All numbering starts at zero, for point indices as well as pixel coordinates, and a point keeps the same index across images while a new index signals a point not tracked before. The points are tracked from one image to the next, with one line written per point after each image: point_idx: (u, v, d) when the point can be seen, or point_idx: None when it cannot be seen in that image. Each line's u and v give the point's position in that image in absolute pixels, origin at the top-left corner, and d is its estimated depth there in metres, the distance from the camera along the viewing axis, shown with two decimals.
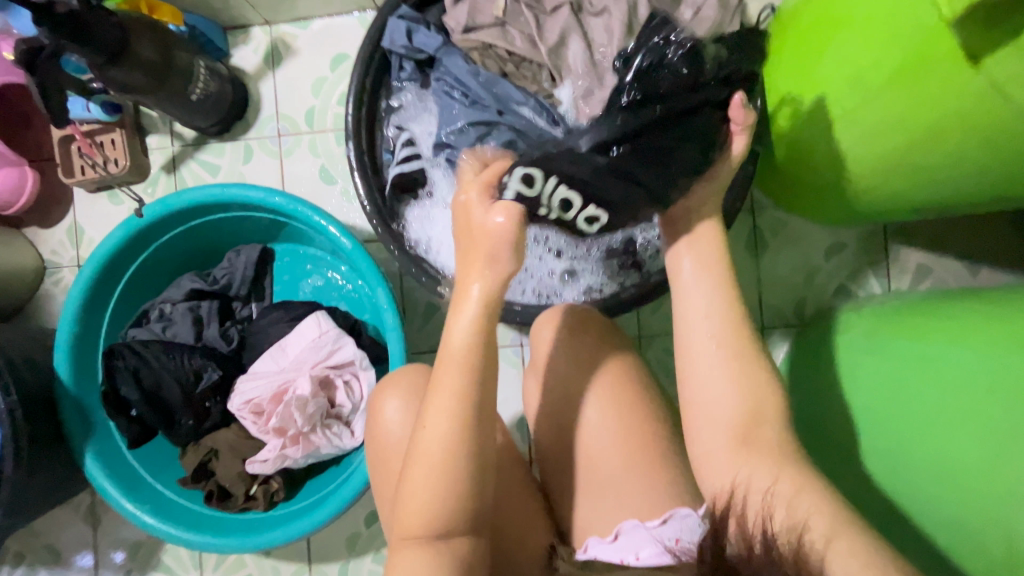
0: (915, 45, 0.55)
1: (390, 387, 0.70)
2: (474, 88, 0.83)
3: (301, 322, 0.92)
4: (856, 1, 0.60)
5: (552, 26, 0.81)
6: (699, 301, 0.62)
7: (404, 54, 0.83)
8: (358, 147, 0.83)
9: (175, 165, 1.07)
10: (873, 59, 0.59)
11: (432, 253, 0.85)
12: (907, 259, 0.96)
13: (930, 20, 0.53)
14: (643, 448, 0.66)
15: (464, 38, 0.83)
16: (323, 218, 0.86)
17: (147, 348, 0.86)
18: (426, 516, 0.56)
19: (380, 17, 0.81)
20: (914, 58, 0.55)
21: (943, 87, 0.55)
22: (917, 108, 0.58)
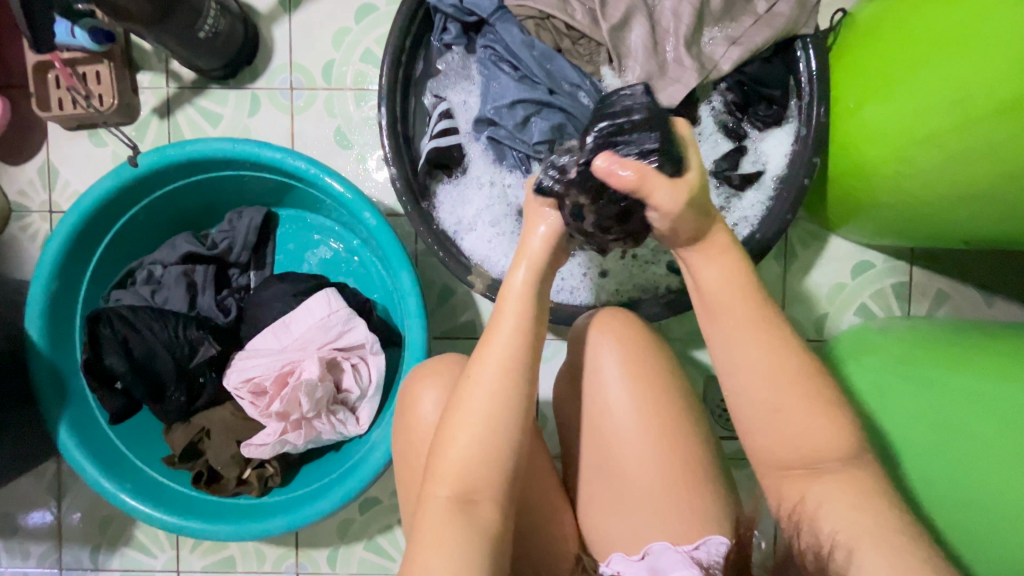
0: None
1: (430, 376, 0.65)
2: (526, 61, 0.75)
3: (308, 298, 0.84)
4: (971, 17, 0.55)
5: (617, 2, 0.75)
6: (730, 326, 0.54)
7: (451, 14, 0.76)
8: (391, 113, 0.75)
9: (170, 109, 0.96)
10: (975, 84, 0.55)
11: (461, 236, 0.78)
12: (929, 284, 0.96)
13: None
14: (683, 469, 0.62)
15: (519, 5, 0.76)
16: (343, 185, 0.78)
17: (136, 315, 0.78)
18: (461, 472, 0.52)
19: None
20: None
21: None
22: (1017, 142, 0.54)
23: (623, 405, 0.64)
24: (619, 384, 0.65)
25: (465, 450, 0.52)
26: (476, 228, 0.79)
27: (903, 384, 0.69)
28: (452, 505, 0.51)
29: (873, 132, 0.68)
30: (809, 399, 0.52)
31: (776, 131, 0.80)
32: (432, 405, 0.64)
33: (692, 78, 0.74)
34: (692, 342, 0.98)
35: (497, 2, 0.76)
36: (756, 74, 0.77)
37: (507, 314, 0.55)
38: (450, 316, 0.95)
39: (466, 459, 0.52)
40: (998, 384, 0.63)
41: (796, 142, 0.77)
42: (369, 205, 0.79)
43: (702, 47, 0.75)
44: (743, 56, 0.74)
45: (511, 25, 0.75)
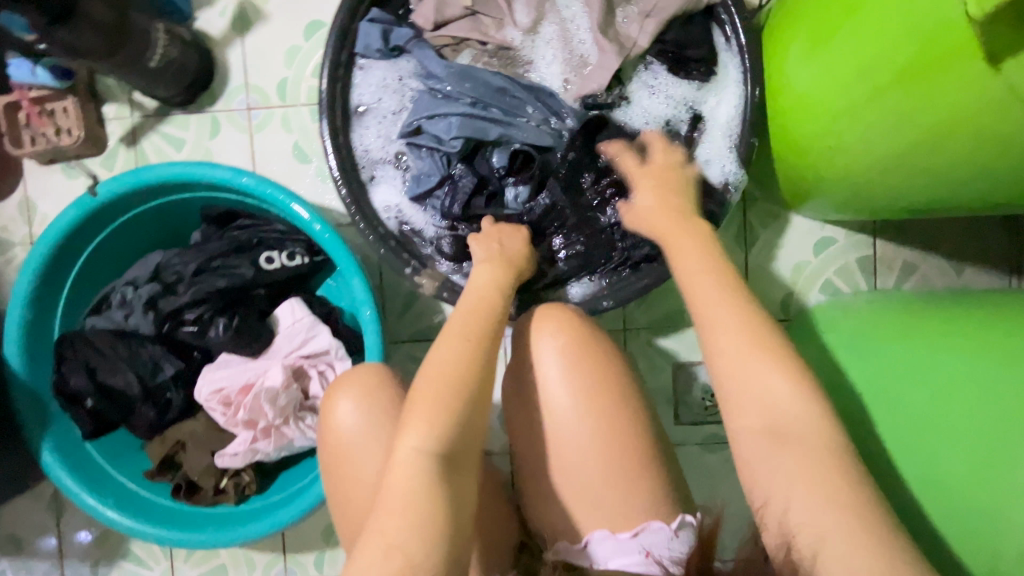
0: (929, 40, 0.52)
1: (344, 386, 0.68)
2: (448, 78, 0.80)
3: (277, 308, 0.89)
4: None
5: (524, 9, 0.81)
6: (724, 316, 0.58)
7: (379, 57, 0.82)
8: (332, 126, 0.79)
9: (135, 138, 1.00)
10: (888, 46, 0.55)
11: (406, 230, 0.82)
12: (894, 257, 0.95)
13: (949, 14, 0.50)
14: (620, 450, 0.65)
15: (435, 35, 0.82)
16: (292, 198, 0.79)
17: (100, 338, 0.81)
18: (433, 431, 0.54)
19: (351, 22, 0.80)
20: (931, 53, 0.52)
21: (961, 86, 0.52)
22: (933, 107, 0.55)
23: (568, 397, 0.67)
24: (566, 390, 0.67)
25: (424, 436, 0.54)
26: (415, 226, 0.82)
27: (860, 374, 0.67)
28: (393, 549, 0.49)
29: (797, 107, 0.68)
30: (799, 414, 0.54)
31: (729, 92, 0.79)
32: (351, 409, 0.67)
33: (614, 61, 0.77)
34: (658, 331, 0.99)
35: (412, 31, 0.82)
36: (677, 39, 0.78)
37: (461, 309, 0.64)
38: (417, 320, 0.98)
39: (433, 427, 0.55)
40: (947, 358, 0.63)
41: (741, 90, 0.77)
42: (318, 217, 0.79)
43: (618, 27, 0.79)
44: (658, 26, 0.77)
45: (427, 49, 0.81)
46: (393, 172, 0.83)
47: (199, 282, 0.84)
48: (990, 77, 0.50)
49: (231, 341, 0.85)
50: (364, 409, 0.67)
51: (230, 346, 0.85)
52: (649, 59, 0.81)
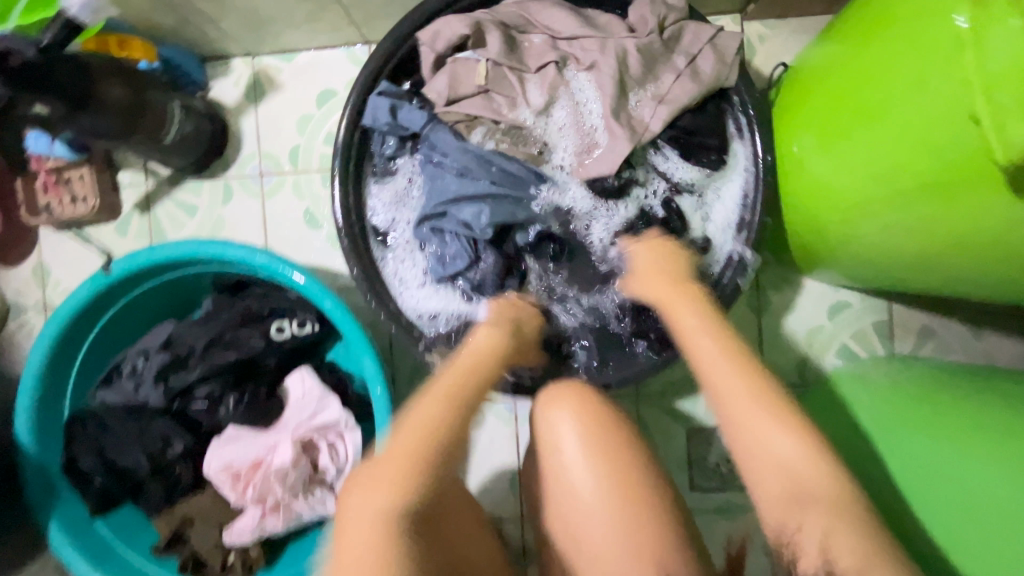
0: (947, 162, 0.51)
1: None
2: (462, 160, 0.80)
3: (287, 377, 0.89)
4: (881, 95, 0.56)
5: (537, 89, 0.81)
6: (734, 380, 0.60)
7: (388, 130, 0.81)
8: (344, 206, 0.81)
9: (149, 203, 1.01)
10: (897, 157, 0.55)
11: (415, 309, 0.83)
12: (910, 320, 0.94)
13: (969, 142, 0.49)
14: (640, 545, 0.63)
15: (447, 111, 0.82)
16: (305, 277, 0.79)
17: (110, 414, 0.81)
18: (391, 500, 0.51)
19: (358, 96, 0.79)
20: (948, 174, 0.51)
21: (977, 207, 0.51)
22: (953, 221, 0.54)
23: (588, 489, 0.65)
24: (592, 475, 0.65)
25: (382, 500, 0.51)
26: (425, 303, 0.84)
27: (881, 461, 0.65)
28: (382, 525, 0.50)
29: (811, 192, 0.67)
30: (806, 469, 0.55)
31: (730, 185, 0.82)
32: None
33: (626, 147, 0.78)
34: (671, 395, 0.97)
35: (427, 111, 0.81)
36: (688, 126, 0.81)
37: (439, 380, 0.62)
38: (426, 385, 0.97)
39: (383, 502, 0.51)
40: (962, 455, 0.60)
41: (748, 182, 0.80)
42: (329, 294, 0.79)
43: (631, 112, 0.79)
44: (670, 113, 0.79)
45: (443, 131, 0.81)
46: (405, 249, 0.85)
47: (211, 357, 0.84)
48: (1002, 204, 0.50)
49: (240, 416, 0.85)
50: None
51: (238, 421, 0.85)
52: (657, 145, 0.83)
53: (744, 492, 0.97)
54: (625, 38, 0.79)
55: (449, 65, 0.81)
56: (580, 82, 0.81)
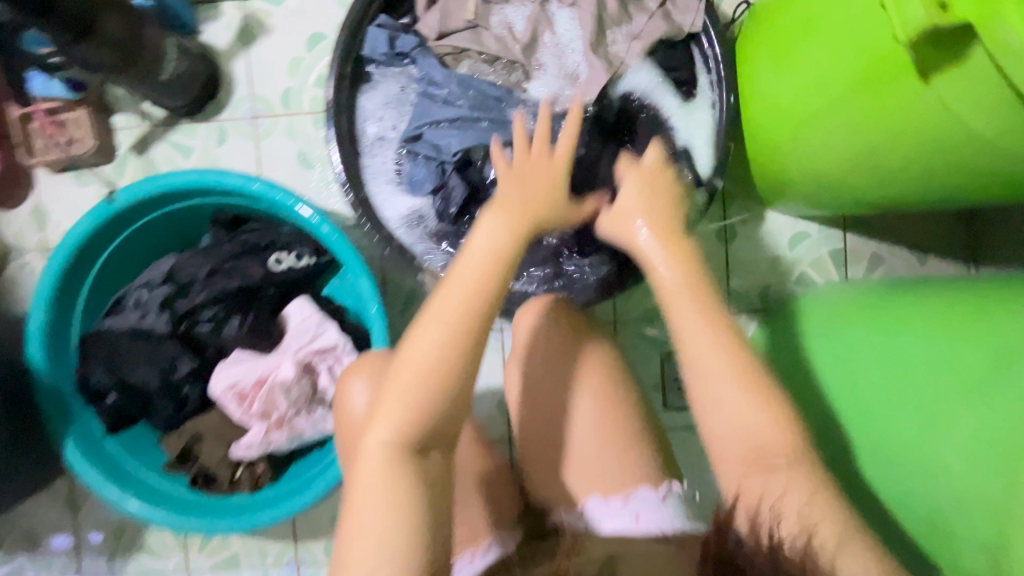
0: (871, 54, 0.55)
1: (357, 371, 0.77)
2: (448, 88, 0.86)
3: (286, 306, 0.94)
4: (824, 11, 0.61)
5: (522, 24, 0.87)
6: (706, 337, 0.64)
7: (385, 61, 0.87)
8: (339, 130, 0.83)
9: (145, 145, 1.04)
10: (837, 63, 0.59)
11: (405, 231, 0.87)
12: (863, 249, 1.03)
13: (886, 33, 0.53)
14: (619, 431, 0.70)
15: (439, 43, 0.86)
16: (306, 206, 0.84)
17: (118, 338, 0.86)
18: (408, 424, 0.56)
19: (358, 23, 0.84)
20: (874, 69, 0.55)
21: (898, 98, 0.55)
22: (878, 113, 0.58)
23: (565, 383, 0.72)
24: (558, 352, 0.73)
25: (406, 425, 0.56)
26: (403, 219, 0.87)
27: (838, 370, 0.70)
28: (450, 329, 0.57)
29: (770, 101, 0.72)
30: (758, 420, 0.61)
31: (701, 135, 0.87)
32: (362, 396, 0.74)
33: (602, 79, 0.85)
34: (647, 321, 1.05)
35: (417, 40, 0.87)
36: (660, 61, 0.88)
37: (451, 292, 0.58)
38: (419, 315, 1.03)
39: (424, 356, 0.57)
40: (922, 340, 0.62)
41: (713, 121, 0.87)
42: (327, 219, 0.84)
43: (607, 49, 0.87)
44: (644, 48, 0.87)
45: (431, 59, 0.87)
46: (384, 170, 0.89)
47: (213, 285, 0.89)
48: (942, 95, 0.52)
49: (244, 340, 0.90)
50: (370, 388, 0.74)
51: (240, 345, 0.90)
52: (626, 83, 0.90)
53: None
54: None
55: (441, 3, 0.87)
56: (563, 20, 0.88)
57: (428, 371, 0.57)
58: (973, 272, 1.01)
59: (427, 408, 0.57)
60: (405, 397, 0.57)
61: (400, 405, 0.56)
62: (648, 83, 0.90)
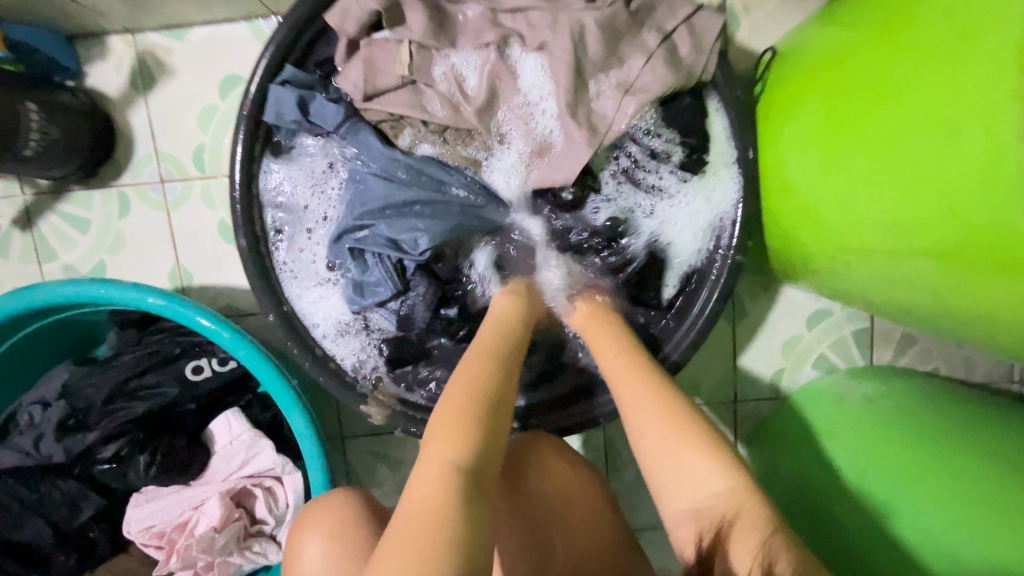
0: (983, 236, 0.46)
1: (312, 522, 0.61)
2: (384, 168, 0.68)
3: (211, 423, 0.79)
4: (915, 146, 0.49)
5: (475, 78, 0.68)
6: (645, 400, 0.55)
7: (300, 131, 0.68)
8: (250, 234, 0.69)
9: (30, 218, 0.85)
10: (928, 223, 0.49)
11: (344, 349, 0.71)
12: (894, 327, 0.87)
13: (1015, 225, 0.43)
14: None
15: (367, 108, 0.69)
16: (215, 322, 0.67)
17: (2, 481, 0.71)
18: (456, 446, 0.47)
19: (260, 91, 0.66)
20: (978, 253, 0.47)
21: (992, 286, 0.47)
22: (956, 289, 0.51)
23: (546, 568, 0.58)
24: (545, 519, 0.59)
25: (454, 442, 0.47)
26: (337, 329, 0.71)
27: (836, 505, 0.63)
28: (489, 366, 0.55)
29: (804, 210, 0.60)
30: (694, 460, 0.51)
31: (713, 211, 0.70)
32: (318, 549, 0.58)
33: (584, 153, 0.67)
34: None
35: (341, 106, 0.69)
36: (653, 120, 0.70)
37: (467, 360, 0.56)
38: None
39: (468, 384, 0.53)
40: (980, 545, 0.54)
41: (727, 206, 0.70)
42: (243, 339, 0.67)
43: (591, 105, 0.67)
44: (639, 109, 0.66)
45: (366, 132, 0.68)
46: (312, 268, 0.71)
47: (115, 413, 0.73)
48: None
49: (160, 471, 0.75)
50: (331, 554, 0.57)
51: (157, 477, 0.75)
52: (622, 145, 0.72)
53: None
54: (580, 12, 0.66)
55: (365, 50, 0.67)
56: (529, 69, 0.68)
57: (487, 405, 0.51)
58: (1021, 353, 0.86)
59: (484, 432, 0.49)
60: (471, 429, 0.48)
61: (446, 433, 0.48)
62: (657, 147, 0.71)
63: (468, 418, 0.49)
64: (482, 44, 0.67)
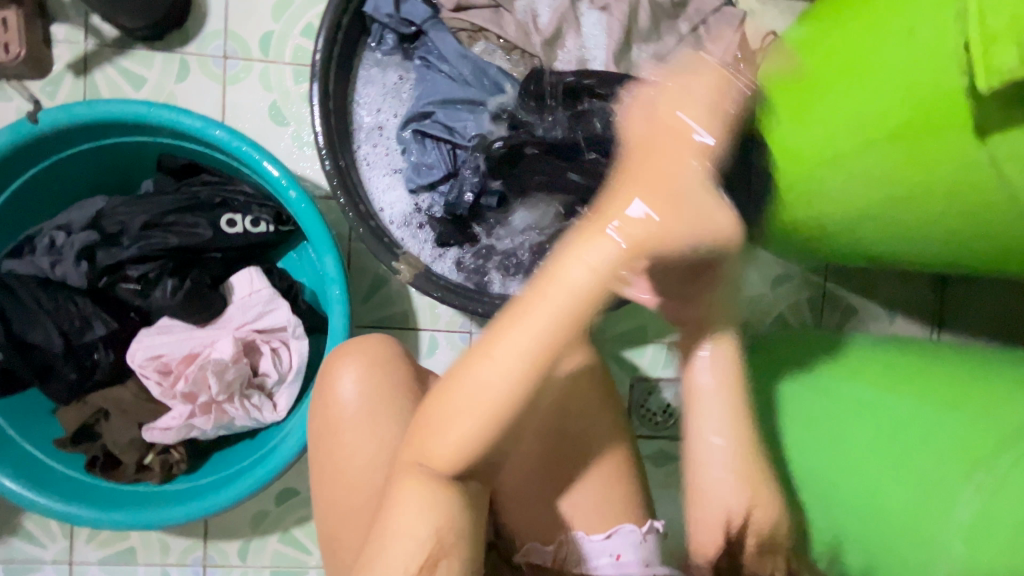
0: (927, 102, 0.52)
1: (350, 357, 0.64)
2: (457, 64, 0.78)
3: (233, 275, 0.83)
4: (878, 48, 0.54)
5: (546, 12, 0.79)
6: (711, 451, 0.58)
7: (388, 24, 0.78)
8: (323, 88, 0.74)
9: (87, 66, 0.89)
10: (884, 104, 0.54)
11: (394, 222, 0.81)
12: (840, 299, 1.03)
13: (949, 85, 0.51)
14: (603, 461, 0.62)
15: (453, 16, 0.80)
16: (271, 163, 0.73)
17: (21, 285, 0.74)
18: (454, 455, 0.49)
19: None
20: (925, 116, 0.52)
21: (940, 147, 0.53)
22: (916, 161, 0.54)
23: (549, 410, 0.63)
24: None
25: (447, 455, 0.49)
26: (402, 220, 0.81)
27: (798, 429, 0.65)
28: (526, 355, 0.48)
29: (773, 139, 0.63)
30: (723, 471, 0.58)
31: None
32: (353, 386, 0.62)
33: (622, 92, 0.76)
34: (623, 343, 1.01)
35: (430, 11, 0.79)
36: None
37: (531, 322, 0.47)
38: (381, 304, 0.93)
39: (502, 378, 0.48)
40: (911, 402, 0.61)
41: None
42: (295, 183, 0.74)
43: (631, 61, 0.79)
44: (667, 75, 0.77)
45: (445, 33, 0.78)
46: (385, 157, 0.82)
47: (147, 239, 0.76)
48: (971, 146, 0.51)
49: (177, 305, 0.78)
50: (367, 384, 0.63)
51: (170, 310, 0.79)
52: None
53: (675, 441, 1.04)
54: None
55: None
56: (590, 24, 0.79)
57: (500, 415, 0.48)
58: (935, 336, 1.03)
59: (492, 438, 0.49)
60: (478, 429, 0.48)
61: (451, 425, 0.48)
62: None
63: (477, 426, 0.48)
64: None
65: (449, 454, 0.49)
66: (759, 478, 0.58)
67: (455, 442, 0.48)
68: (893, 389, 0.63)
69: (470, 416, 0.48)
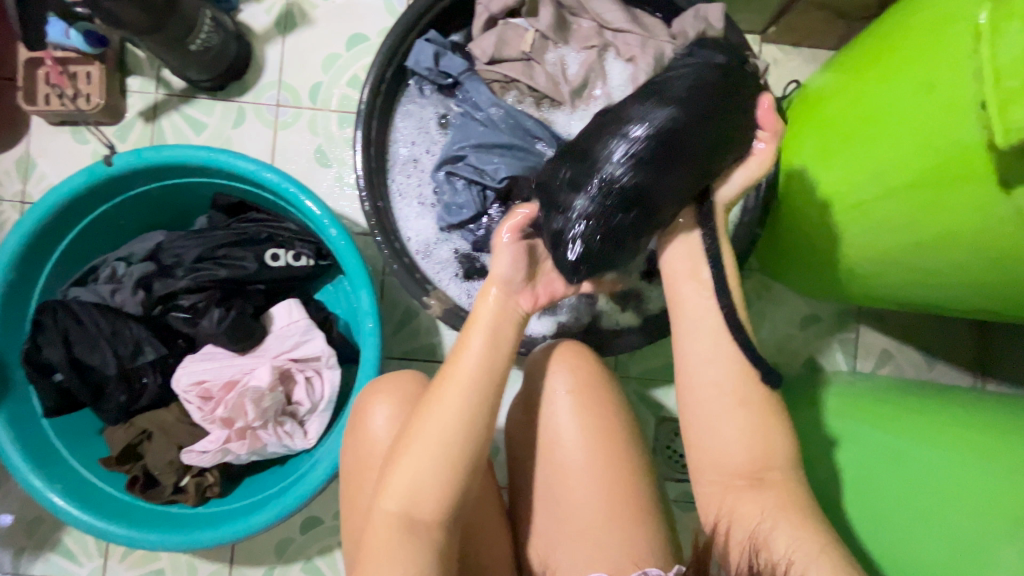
0: (944, 157, 0.52)
1: (381, 392, 0.66)
2: (490, 111, 0.84)
3: (273, 306, 0.88)
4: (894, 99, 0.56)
5: (575, 65, 0.84)
6: (732, 437, 0.55)
7: (427, 75, 0.83)
8: (367, 133, 0.79)
9: (156, 113, 0.98)
10: (900, 157, 0.56)
11: (424, 257, 0.84)
12: (873, 343, 1.01)
13: (968, 138, 0.50)
14: (626, 504, 0.61)
15: (487, 69, 0.85)
16: (315, 203, 0.78)
17: (83, 311, 0.79)
18: (410, 493, 0.52)
19: (407, 35, 0.80)
20: (944, 171, 0.52)
21: (960, 199, 0.52)
22: (935, 213, 0.55)
23: (575, 447, 0.63)
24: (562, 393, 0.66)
25: (406, 491, 0.52)
26: (426, 251, 0.85)
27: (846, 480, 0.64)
28: (471, 391, 0.54)
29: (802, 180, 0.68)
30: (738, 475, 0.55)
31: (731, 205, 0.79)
32: (384, 420, 0.64)
33: None
34: (648, 382, 1.01)
35: (467, 64, 0.85)
36: None
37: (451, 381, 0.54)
38: (409, 337, 0.96)
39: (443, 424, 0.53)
40: (936, 451, 0.61)
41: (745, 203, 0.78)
42: (335, 222, 0.79)
43: None
44: None
45: (479, 84, 0.84)
46: (417, 195, 0.87)
47: (199, 271, 0.82)
48: (992, 201, 0.50)
49: (222, 333, 0.83)
50: (396, 418, 0.65)
51: (213, 338, 0.83)
52: None
53: None
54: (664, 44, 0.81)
55: (499, 26, 0.83)
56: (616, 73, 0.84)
57: (451, 446, 0.53)
58: (979, 385, 0.99)
59: (444, 480, 0.52)
60: (432, 466, 0.52)
61: (404, 465, 0.53)
62: None
63: (436, 472, 0.52)
64: (588, 46, 0.84)
65: (406, 489, 0.52)
66: (775, 470, 0.55)
67: (405, 477, 0.52)
68: (928, 440, 0.62)
69: (413, 458, 0.53)
